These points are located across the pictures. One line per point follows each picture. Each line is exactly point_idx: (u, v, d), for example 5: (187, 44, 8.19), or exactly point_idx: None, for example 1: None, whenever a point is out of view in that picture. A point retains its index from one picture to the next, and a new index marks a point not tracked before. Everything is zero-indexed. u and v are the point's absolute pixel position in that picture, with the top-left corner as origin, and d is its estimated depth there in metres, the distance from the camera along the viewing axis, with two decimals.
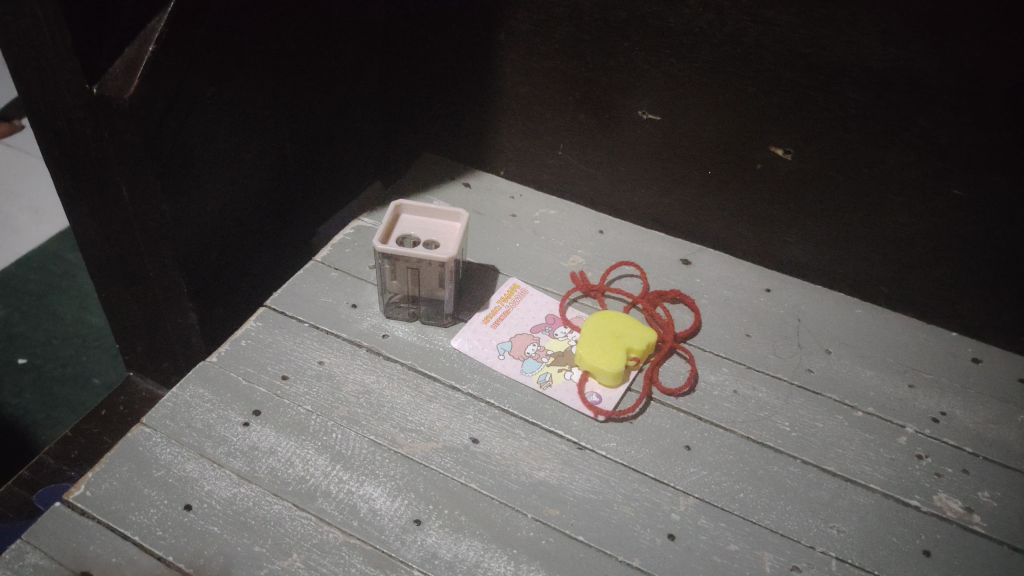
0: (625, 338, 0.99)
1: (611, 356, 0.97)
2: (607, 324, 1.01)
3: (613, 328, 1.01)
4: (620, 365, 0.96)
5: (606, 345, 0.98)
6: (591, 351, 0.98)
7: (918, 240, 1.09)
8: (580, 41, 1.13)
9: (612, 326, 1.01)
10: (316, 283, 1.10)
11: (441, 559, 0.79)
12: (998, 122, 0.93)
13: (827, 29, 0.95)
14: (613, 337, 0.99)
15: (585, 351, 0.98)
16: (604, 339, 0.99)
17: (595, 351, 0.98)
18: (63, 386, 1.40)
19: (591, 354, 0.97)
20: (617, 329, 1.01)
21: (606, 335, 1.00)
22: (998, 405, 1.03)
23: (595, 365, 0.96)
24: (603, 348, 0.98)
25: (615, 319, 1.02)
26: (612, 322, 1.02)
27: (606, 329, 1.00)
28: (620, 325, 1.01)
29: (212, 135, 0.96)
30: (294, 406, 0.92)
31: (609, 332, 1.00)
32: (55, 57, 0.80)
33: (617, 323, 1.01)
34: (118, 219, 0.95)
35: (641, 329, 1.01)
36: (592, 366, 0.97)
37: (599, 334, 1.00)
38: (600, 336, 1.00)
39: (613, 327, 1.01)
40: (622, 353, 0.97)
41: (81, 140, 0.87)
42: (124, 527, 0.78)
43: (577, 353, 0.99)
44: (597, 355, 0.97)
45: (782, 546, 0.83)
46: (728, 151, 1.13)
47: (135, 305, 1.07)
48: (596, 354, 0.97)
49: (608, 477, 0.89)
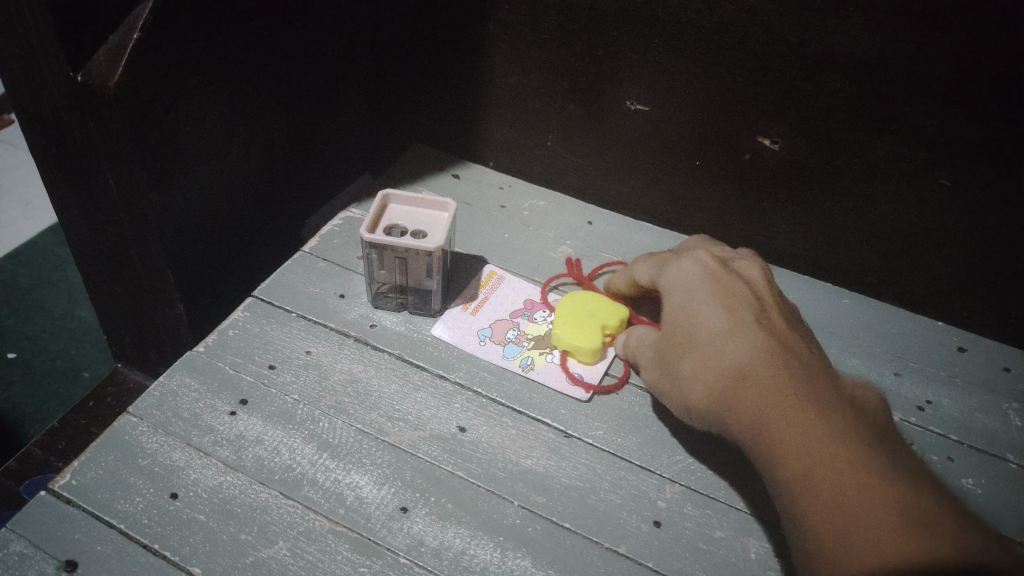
0: (602, 318, 1.00)
1: (587, 335, 0.98)
2: (586, 303, 1.02)
3: (592, 307, 1.02)
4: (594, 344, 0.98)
5: (583, 323, 1.00)
6: (567, 330, 0.99)
7: (904, 229, 1.09)
8: (569, 32, 1.13)
9: (590, 305, 1.02)
10: (304, 273, 1.10)
11: (428, 546, 0.79)
12: (983, 112, 0.94)
13: (813, 18, 0.96)
14: (589, 315, 1.01)
15: (562, 333, 0.99)
16: (581, 317, 1.01)
17: (572, 329, 0.99)
18: (52, 379, 1.39)
19: (568, 333, 0.99)
20: (594, 307, 1.02)
21: (585, 313, 1.01)
22: (983, 394, 1.03)
23: (571, 344, 0.98)
24: (579, 326, 1.00)
25: (593, 297, 1.03)
26: (590, 300, 1.03)
27: (584, 308, 1.02)
28: (598, 304, 1.02)
29: (198, 125, 0.95)
30: (281, 395, 0.92)
31: (587, 311, 1.01)
32: (39, 45, 0.79)
33: (595, 301, 1.03)
34: (104, 208, 0.94)
35: (615, 305, 1.02)
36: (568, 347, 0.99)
37: (577, 313, 1.01)
38: (578, 314, 1.01)
39: (591, 305, 1.02)
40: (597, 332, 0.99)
41: (66, 129, 0.87)
42: (109, 516, 0.78)
43: (554, 335, 1.00)
44: (573, 334, 0.99)
45: (768, 532, 0.84)
46: (718, 142, 1.13)
47: (123, 295, 1.07)
48: (571, 333, 0.99)
49: (594, 466, 0.89)
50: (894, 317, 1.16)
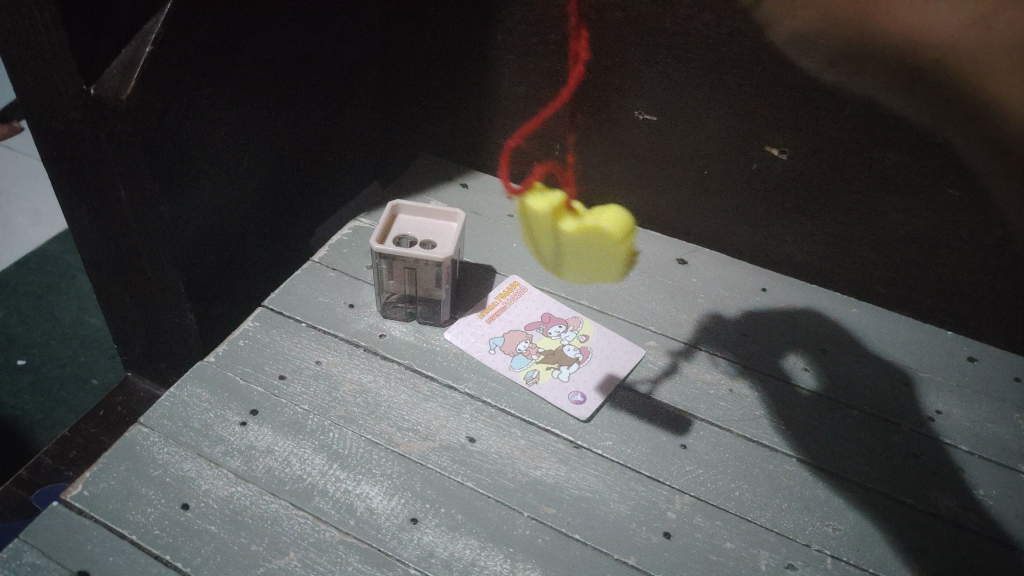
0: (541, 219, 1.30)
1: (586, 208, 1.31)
2: (573, 263, 1.20)
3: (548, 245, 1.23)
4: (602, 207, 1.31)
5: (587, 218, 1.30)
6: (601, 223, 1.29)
7: (914, 239, 1.09)
8: (576, 42, 1.13)
9: (556, 252, 1.22)
10: (314, 283, 1.11)
11: (438, 557, 0.79)
12: (994, 120, 0.93)
13: (821, 29, 0.96)
14: (577, 247, 1.24)
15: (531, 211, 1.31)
16: (603, 259, 1.22)
17: (617, 268, 1.20)
18: (61, 387, 1.40)
19: (618, 237, 1.27)
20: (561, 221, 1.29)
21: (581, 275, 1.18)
22: (993, 403, 1.03)
23: (608, 215, 1.30)
24: (605, 267, 1.20)
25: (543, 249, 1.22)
26: (546, 248, 1.22)
27: (562, 240, 1.24)
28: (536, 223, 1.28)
29: (209, 135, 0.96)
30: (291, 405, 0.93)
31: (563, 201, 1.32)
32: (52, 59, 0.80)
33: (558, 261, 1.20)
34: (116, 218, 0.95)
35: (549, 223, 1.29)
36: (620, 232, 1.28)
37: (596, 266, 1.20)
38: (588, 271, 1.18)
39: (543, 242, 1.24)
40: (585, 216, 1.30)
41: (79, 141, 0.87)
42: (121, 527, 0.78)
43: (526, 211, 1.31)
44: (595, 219, 1.30)
45: (778, 544, 0.84)
46: (727, 151, 1.13)
47: (133, 305, 1.07)
48: (598, 220, 1.29)
49: (604, 477, 0.89)
50: (901, 326, 1.15)
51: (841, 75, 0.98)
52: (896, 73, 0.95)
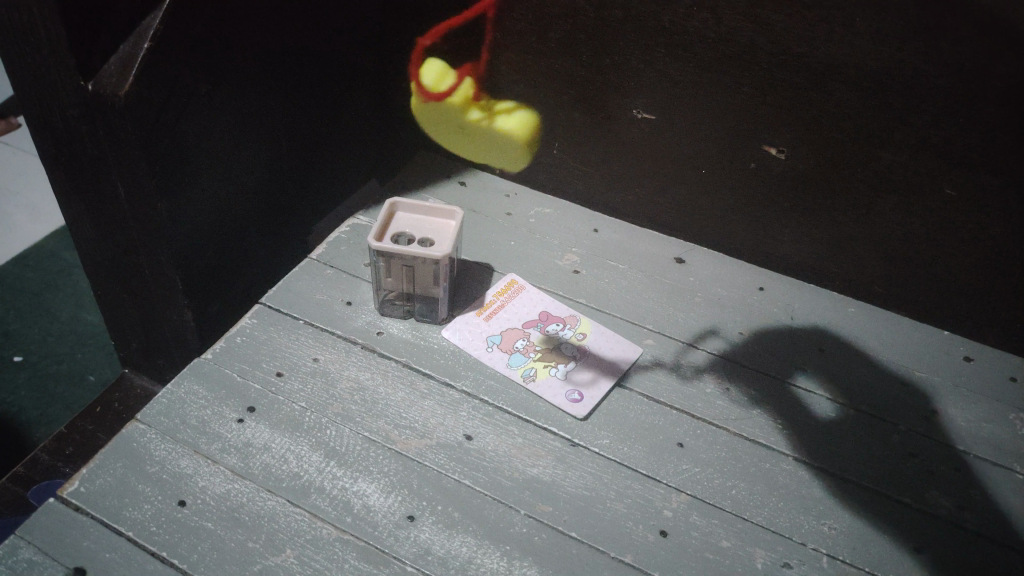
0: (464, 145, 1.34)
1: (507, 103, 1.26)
2: (428, 123, 1.34)
3: (436, 131, 1.34)
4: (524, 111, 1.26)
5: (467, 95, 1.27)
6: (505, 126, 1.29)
7: (911, 239, 1.09)
8: (576, 40, 1.13)
9: (439, 131, 1.34)
10: (312, 281, 1.11)
11: (434, 555, 0.79)
12: (992, 121, 0.93)
13: (820, 29, 0.96)
14: (459, 138, 1.33)
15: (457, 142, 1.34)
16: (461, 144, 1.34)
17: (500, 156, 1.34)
18: (58, 383, 1.39)
19: (515, 139, 1.31)
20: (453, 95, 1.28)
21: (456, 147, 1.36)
22: (989, 403, 1.04)
23: (515, 117, 1.27)
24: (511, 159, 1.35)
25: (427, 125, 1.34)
26: (432, 117, 1.32)
27: (452, 137, 1.34)
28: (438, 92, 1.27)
29: (207, 132, 0.96)
30: (288, 402, 0.93)
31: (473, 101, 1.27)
32: (50, 54, 0.80)
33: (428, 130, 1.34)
34: (113, 214, 0.95)
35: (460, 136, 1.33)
36: (519, 137, 1.30)
37: (474, 150, 1.34)
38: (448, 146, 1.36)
39: (427, 120, 1.33)
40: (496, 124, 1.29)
41: (76, 137, 0.87)
42: (117, 523, 0.78)
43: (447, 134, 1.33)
44: (502, 121, 1.28)
45: (774, 542, 0.84)
46: (726, 150, 1.13)
47: (131, 302, 1.07)
48: (507, 128, 1.29)
49: (600, 475, 0.89)
50: (898, 325, 1.15)
51: (841, 73, 0.98)
52: (895, 72, 0.95)
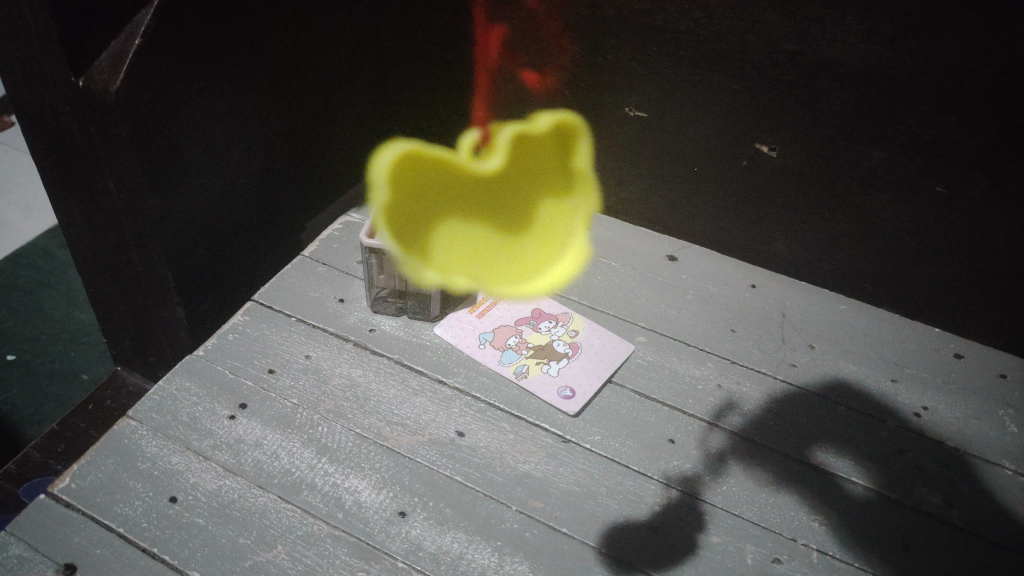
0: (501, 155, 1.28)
1: (398, 158, 1.34)
2: (451, 260, 1.17)
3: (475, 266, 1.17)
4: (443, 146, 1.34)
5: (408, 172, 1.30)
6: (534, 133, 1.25)
7: (902, 237, 1.10)
8: (569, 39, 1.14)
9: (488, 245, 1.21)
10: (304, 278, 1.11)
11: (425, 550, 0.80)
12: (981, 120, 0.94)
13: (811, 27, 0.96)
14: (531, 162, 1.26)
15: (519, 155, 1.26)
16: (528, 214, 1.25)
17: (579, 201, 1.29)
18: (50, 381, 1.39)
19: (559, 142, 1.25)
20: (420, 175, 1.27)
21: (564, 262, 1.21)
22: (978, 400, 1.04)
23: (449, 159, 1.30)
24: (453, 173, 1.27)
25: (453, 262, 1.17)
26: (467, 230, 1.22)
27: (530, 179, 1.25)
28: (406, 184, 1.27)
29: (199, 129, 0.96)
30: (280, 399, 0.93)
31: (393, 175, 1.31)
32: (41, 50, 0.80)
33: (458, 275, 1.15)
34: (105, 210, 0.94)
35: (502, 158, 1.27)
36: (566, 129, 1.24)
37: (546, 228, 1.25)
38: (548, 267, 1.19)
39: (458, 249, 1.19)
40: (515, 138, 1.27)
41: (68, 133, 0.87)
42: (108, 518, 0.78)
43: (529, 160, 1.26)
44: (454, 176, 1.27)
45: (764, 538, 0.84)
46: (719, 149, 1.14)
47: (123, 299, 1.07)
48: (542, 124, 1.25)
49: (592, 471, 0.89)
50: (888, 322, 1.16)
51: (831, 71, 0.99)
52: (885, 70, 0.96)
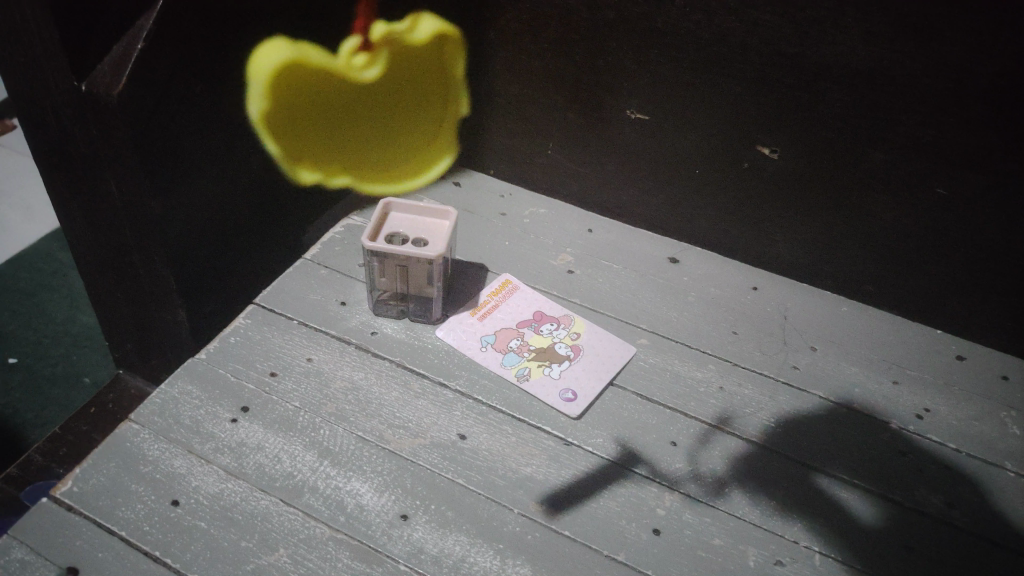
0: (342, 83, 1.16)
1: (278, 67, 1.04)
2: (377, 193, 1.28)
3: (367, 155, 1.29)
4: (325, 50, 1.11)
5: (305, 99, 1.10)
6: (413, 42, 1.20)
7: (904, 238, 1.10)
8: (570, 41, 1.14)
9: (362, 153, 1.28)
10: (306, 281, 1.11)
11: (428, 554, 0.80)
12: (982, 121, 0.94)
13: (812, 29, 0.97)
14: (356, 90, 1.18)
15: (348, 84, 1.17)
16: (392, 137, 1.29)
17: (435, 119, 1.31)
18: (53, 385, 1.39)
19: (432, 58, 1.23)
20: (318, 109, 1.13)
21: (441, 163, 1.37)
22: (980, 402, 1.04)
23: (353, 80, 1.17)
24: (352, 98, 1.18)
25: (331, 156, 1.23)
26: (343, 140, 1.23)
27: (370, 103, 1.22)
28: (306, 115, 1.11)
29: (200, 133, 0.96)
30: (282, 402, 0.93)
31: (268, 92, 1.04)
32: (43, 55, 0.80)
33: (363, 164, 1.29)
34: (107, 214, 0.94)
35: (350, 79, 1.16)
36: (442, 40, 1.22)
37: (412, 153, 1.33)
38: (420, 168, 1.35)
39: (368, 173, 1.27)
40: (393, 41, 1.19)
41: (70, 137, 0.87)
42: (110, 522, 0.78)
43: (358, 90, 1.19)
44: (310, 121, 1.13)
45: (766, 540, 0.84)
46: (720, 151, 1.14)
47: (125, 302, 1.07)
48: (421, 31, 1.20)
49: (594, 474, 0.89)
50: (890, 324, 1.16)
51: (832, 73, 0.99)
52: (886, 72, 0.96)
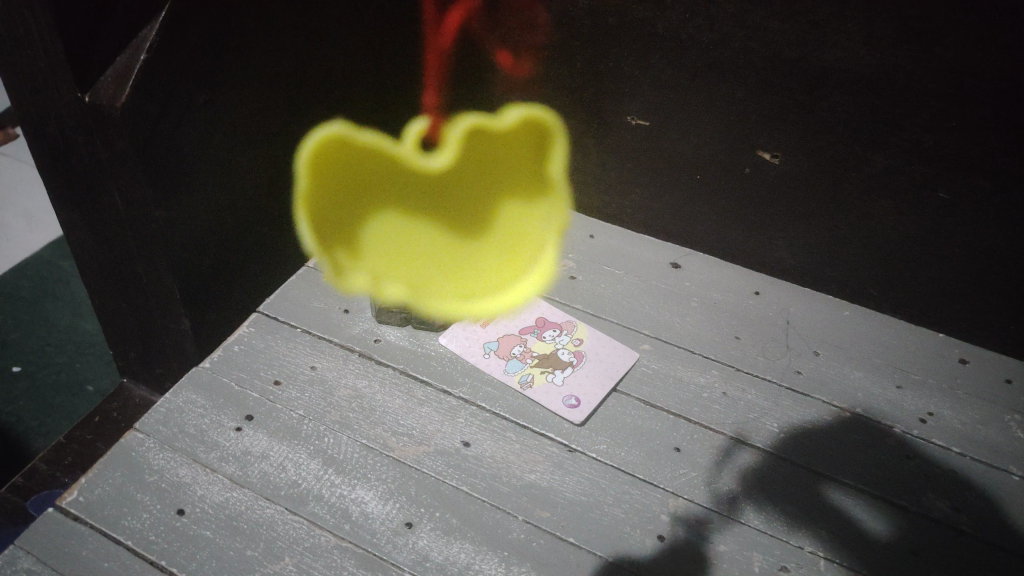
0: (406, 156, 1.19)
1: (328, 144, 1.15)
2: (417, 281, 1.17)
3: (459, 278, 1.19)
4: (378, 133, 1.21)
5: (357, 166, 1.15)
6: (497, 129, 1.25)
7: (905, 242, 1.10)
8: (571, 48, 1.14)
9: (428, 260, 1.20)
10: (309, 289, 1.12)
11: (432, 561, 0.80)
12: (982, 125, 0.94)
13: (813, 34, 0.97)
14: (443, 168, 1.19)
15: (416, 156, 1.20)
16: (472, 256, 1.22)
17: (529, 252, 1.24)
18: (56, 393, 1.39)
19: (523, 139, 1.25)
20: (375, 174, 1.16)
21: (534, 282, 1.20)
22: (984, 406, 1.04)
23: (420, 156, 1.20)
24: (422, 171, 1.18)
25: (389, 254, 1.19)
26: (411, 235, 1.20)
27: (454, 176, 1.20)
28: (357, 181, 1.14)
29: (203, 143, 0.96)
30: (286, 410, 0.93)
31: (316, 163, 1.15)
32: (48, 66, 0.80)
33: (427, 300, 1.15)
34: (110, 224, 0.95)
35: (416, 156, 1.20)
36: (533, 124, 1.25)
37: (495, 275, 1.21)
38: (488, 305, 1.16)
39: (412, 270, 1.18)
40: (473, 135, 1.25)
41: (74, 147, 0.87)
42: (115, 531, 0.78)
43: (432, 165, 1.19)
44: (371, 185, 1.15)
45: (771, 546, 0.84)
46: (722, 156, 1.14)
47: (129, 311, 1.08)
48: (503, 125, 1.25)
49: (598, 480, 0.89)
50: (892, 328, 1.16)
51: (832, 78, 0.99)
52: (887, 75, 0.96)
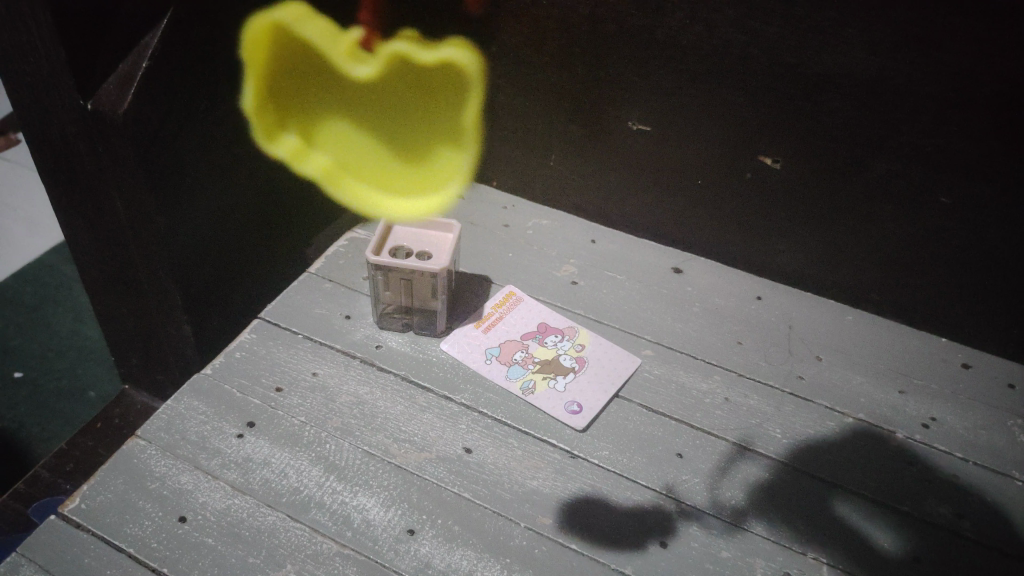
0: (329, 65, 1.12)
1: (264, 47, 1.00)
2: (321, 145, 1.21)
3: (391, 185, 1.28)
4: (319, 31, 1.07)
5: (291, 77, 1.07)
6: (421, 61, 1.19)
7: (907, 247, 1.10)
8: (571, 54, 1.14)
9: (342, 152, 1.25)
10: (311, 294, 1.12)
11: (435, 568, 0.80)
12: (983, 129, 0.94)
13: (813, 39, 0.97)
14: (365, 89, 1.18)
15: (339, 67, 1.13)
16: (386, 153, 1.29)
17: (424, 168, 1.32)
18: (58, 399, 1.39)
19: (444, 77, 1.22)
20: (305, 85, 1.10)
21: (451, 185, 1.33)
22: (987, 410, 1.04)
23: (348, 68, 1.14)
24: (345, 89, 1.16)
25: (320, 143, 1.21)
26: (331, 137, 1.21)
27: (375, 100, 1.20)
28: (293, 89, 1.08)
29: (204, 149, 0.96)
30: (288, 417, 0.93)
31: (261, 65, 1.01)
32: (49, 75, 0.80)
33: (353, 185, 1.29)
34: (112, 230, 0.95)
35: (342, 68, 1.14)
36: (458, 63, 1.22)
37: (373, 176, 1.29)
38: (403, 208, 1.31)
39: (337, 150, 1.24)
40: (397, 58, 1.19)
41: (75, 155, 0.87)
42: (117, 539, 0.78)
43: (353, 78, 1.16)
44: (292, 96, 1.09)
45: (774, 552, 0.84)
46: (723, 161, 1.14)
47: (130, 318, 1.08)
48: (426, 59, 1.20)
49: (600, 486, 0.89)
50: (895, 332, 1.16)
51: (833, 84, 0.99)
52: (888, 81, 0.96)
